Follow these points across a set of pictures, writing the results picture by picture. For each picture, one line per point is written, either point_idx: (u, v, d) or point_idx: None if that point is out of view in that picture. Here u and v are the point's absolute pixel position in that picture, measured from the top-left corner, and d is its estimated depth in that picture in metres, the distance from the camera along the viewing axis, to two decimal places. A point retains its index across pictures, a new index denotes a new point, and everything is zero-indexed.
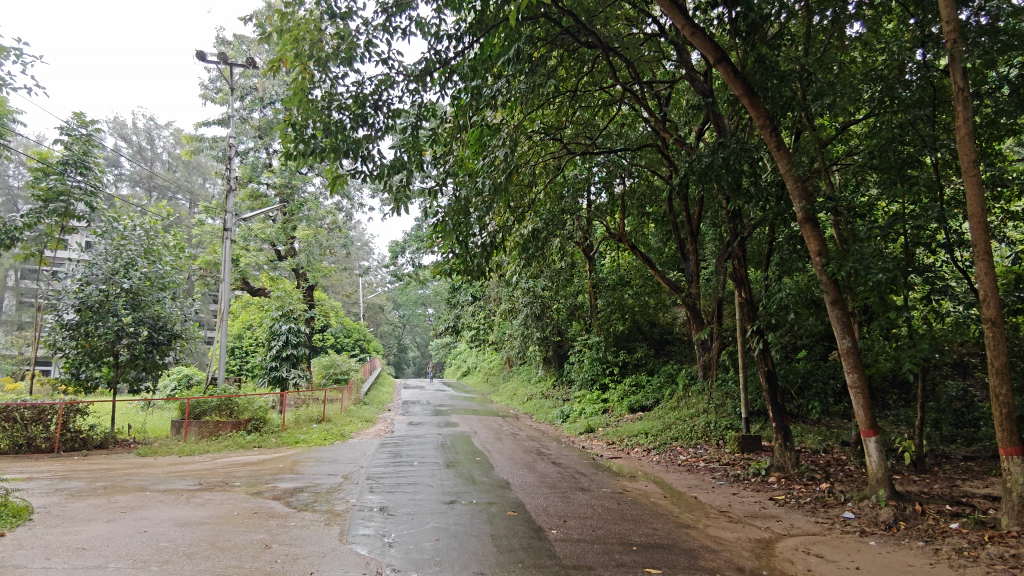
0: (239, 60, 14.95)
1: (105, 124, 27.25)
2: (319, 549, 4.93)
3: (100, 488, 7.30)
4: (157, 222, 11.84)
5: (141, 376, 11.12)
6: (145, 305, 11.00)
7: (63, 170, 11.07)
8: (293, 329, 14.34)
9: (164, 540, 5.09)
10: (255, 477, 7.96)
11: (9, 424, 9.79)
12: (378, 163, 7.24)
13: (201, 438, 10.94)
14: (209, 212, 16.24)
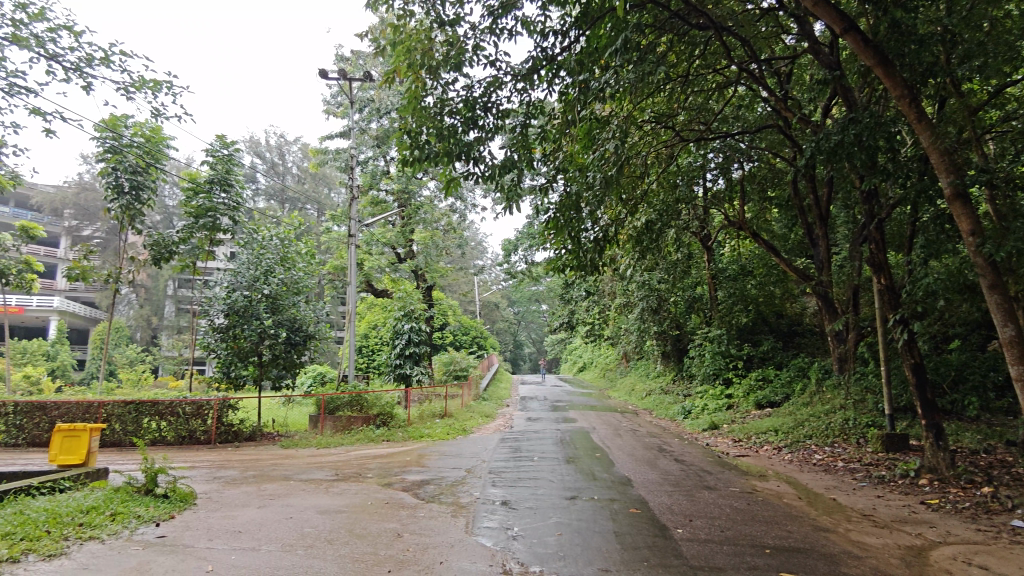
0: (357, 74, 15.78)
1: (243, 143, 29.78)
2: (446, 539, 5.09)
3: (250, 477, 7.99)
4: (291, 232, 12.72)
5: (282, 375, 12.05)
6: (283, 308, 11.88)
7: (210, 188, 12.25)
8: (414, 328, 14.97)
9: (308, 526, 5.48)
10: (385, 469, 8.37)
11: (174, 418, 10.94)
12: (489, 163, 7.36)
13: (335, 432, 11.71)
14: (336, 220, 17.31)
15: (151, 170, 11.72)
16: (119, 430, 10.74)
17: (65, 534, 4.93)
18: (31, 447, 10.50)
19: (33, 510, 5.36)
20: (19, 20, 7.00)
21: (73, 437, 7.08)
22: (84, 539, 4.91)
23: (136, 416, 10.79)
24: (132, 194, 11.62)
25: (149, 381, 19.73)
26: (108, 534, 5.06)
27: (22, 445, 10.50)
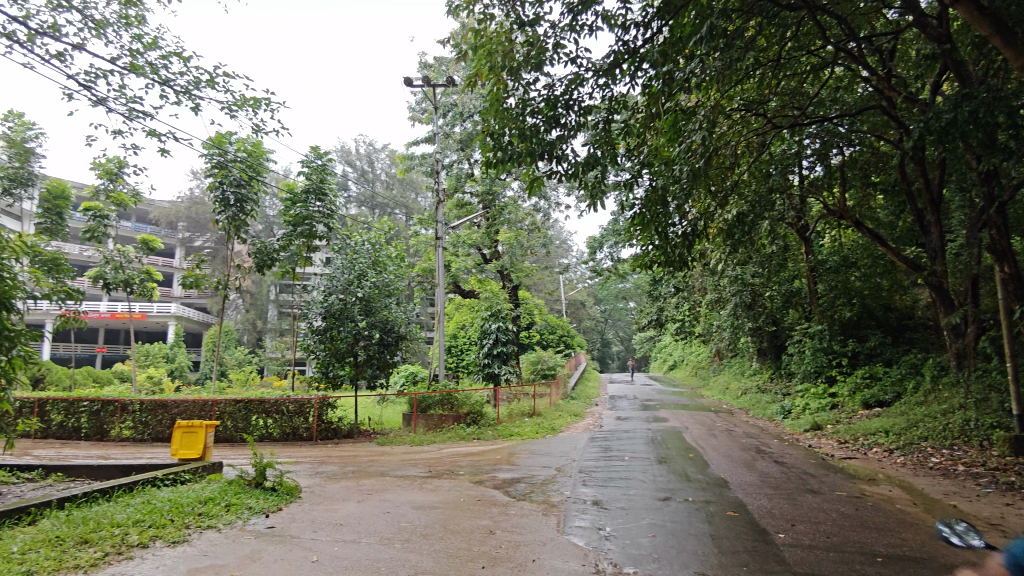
0: (440, 80, 16.14)
1: (336, 153, 31.19)
2: (538, 538, 5.11)
3: (350, 472, 8.34)
4: (381, 236, 13.15)
5: (376, 374, 12.50)
6: (376, 310, 12.33)
7: (307, 198, 12.90)
8: (501, 327, 15.12)
9: (405, 521, 5.65)
10: (476, 467, 8.51)
11: (279, 415, 11.58)
12: (572, 161, 7.32)
13: (427, 430, 12.04)
14: (424, 223, 17.79)
15: (253, 183, 12.48)
16: (231, 426, 11.47)
17: (186, 522, 5.32)
18: (155, 442, 11.41)
19: (158, 500, 5.83)
20: (138, 51, 7.62)
21: (191, 433, 7.65)
22: (202, 528, 5.28)
23: (246, 414, 11.50)
24: (237, 206, 12.47)
25: (256, 380, 21.02)
26: (223, 523, 5.42)
27: (147, 440, 11.42)
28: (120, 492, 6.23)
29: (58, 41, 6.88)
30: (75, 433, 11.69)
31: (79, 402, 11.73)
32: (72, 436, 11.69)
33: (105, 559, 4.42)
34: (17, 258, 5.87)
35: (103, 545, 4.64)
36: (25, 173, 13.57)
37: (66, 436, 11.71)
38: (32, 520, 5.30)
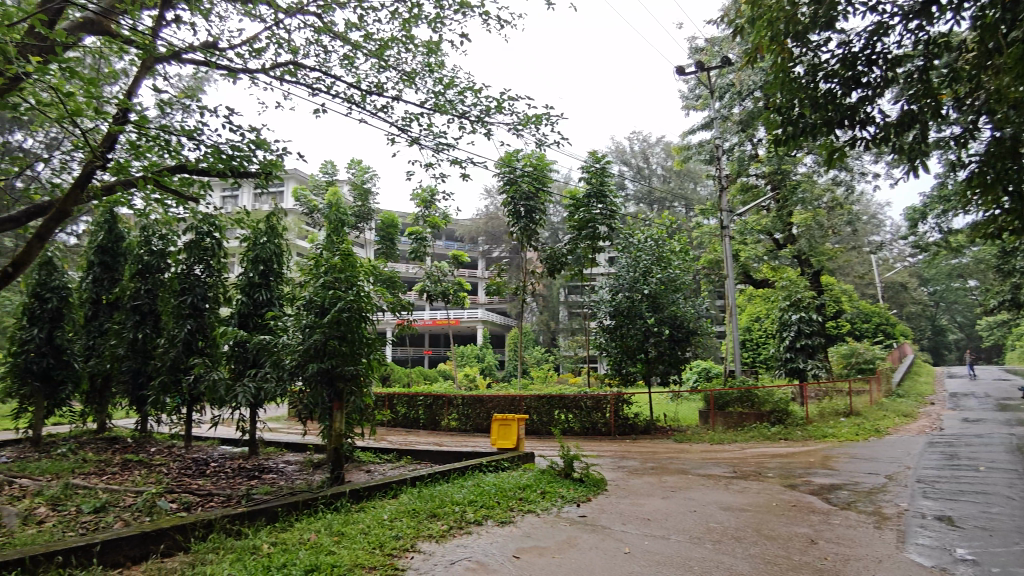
0: (713, 63, 15.44)
1: (612, 154, 31.95)
2: (872, 553, 4.54)
3: (651, 468, 8.43)
4: (664, 231, 13.10)
5: (669, 371, 12.40)
6: (664, 306, 12.27)
7: (589, 202, 13.35)
8: (804, 318, 13.73)
9: (714, 521, 5.50)
10: (786, 470, 7.90)
11: (579, 410, 12.24)
12: (881, 123, 6.35)
13: (727, 429, 11.60)
14: (707, 213, 17.23)
15: (540, 195, 13.41)
16: (538, 420, 12.44)
17: (511, 505, 5.93)
18: (476, 432, 12.95)
19: (486, 483, 6.60)
20: (440, 91, 8.75)
21: (507, 425, 8.52)
22: (524, 511, 5.82)
23: (549, 408, 12.37)
24: (527, 217, 13.52)
25: (555, 377, 22.56)
26: (541, 509, 5.91)
27: (469, 430, 13.02)
28: (456, 474, 7.20)
29: (382, 96, 8.26)
30: (414, 422, 13.86)
31: (417, 396, 13.91)
32: (413, 425, 13.88)
33: (450, 531, 5.14)
34: (369, 280, 7.18)
35: (448, 519, 5.40)
36: (366, 209, 16.55)
37: (408, 425, 13.95)
38: (395, 494, 6.42)
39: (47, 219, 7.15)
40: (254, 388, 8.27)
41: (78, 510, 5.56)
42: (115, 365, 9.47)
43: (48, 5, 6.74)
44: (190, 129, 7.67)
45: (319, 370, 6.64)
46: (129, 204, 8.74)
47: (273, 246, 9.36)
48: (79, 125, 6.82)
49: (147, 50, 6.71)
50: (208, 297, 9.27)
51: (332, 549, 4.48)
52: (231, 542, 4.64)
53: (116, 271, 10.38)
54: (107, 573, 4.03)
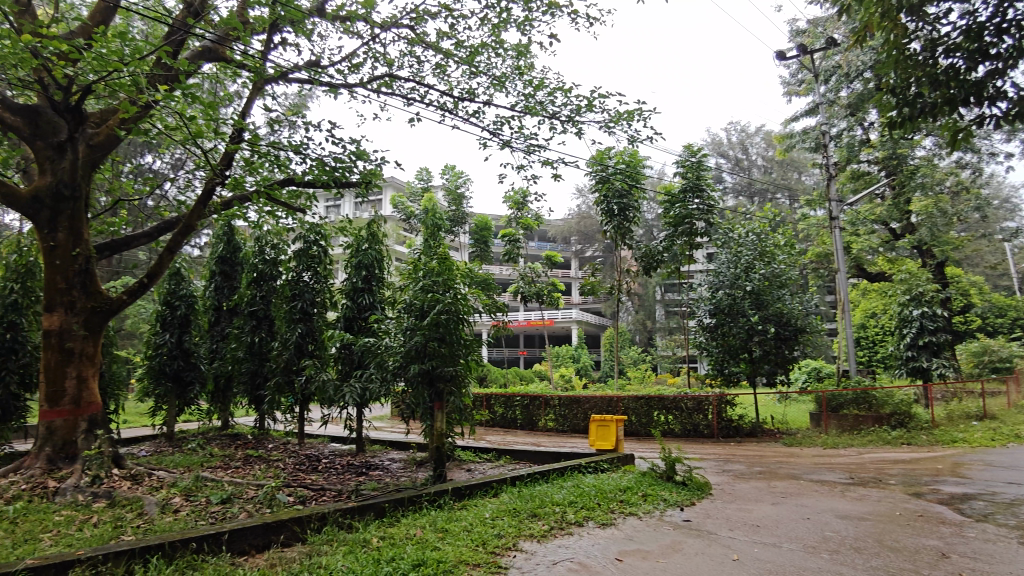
0: (817, 45, 14.61)
1: (708, 146, 30.90)
2: (1016, 571, 4.11)
3: (759, 472, 8.07)
4: (767, 225, 12.52)
5: (776, 371, 11.82)
6: (768, 303, 11.70)
7: (685, 197, 12.94)
8: (928, 313, 12.67)
9: (830, 530, 5.18)
10: (912, 477, 7.32)
11: (679, 412, 11.93)
12: (1014, 98, 5.75)
13: (842, 432, 10.93)
14: (813, 204, 16.31)
15: (634, 192, 13.17)
16: (637, 421, 12.22)
17: (612, 507, 5.86)
18: (574, 433, 12.91)
19: (586, 485, 6.55)
20: (530, 93, 8.80)
21: (606, 426, 8.44)
22: (626, 514, 5.73)
23: (648, 410, 12.12)
24: (621, 216, 13.33)
25: (653, 377, 22.10)
26: (643, 512, 5.79)
27: (567, 431, 13.00)
28: (555, 475, 7.20)
29: (474, 102, 8.41)
30: (512, 422, 14.00)
31: (514, 397, 14.04)
32: (511, 425, 14.02)
33: (551, 532, 5.15)
34: (466, 283, 7.32)
35: (549, 519, 5.40)
36: (460, 213, 16.89)
37: (507, 425, 14.11)
38: (496, 492, 6.51)
39: (176, 233, 7.81)
40: (360, 389, 8.64)
41: (207, 501, 6.03)
42: (236, 366, 10.19)
43: (173, 37, 7.37)
44: (297, 144, 8.13)
45: (420, 371, 6.83)
46: (244, 217, 9.38)
47: (373, 252, 9.74)
48: (200, 145, 7.39)
49: (257, 72, 7.18)
50: (317, 302, 9.78)
51: (437, 545, 4.60)
52: (344, 535, 4.87)
53: (234, 279, 11.16)
54: (234, 560, 4.35)
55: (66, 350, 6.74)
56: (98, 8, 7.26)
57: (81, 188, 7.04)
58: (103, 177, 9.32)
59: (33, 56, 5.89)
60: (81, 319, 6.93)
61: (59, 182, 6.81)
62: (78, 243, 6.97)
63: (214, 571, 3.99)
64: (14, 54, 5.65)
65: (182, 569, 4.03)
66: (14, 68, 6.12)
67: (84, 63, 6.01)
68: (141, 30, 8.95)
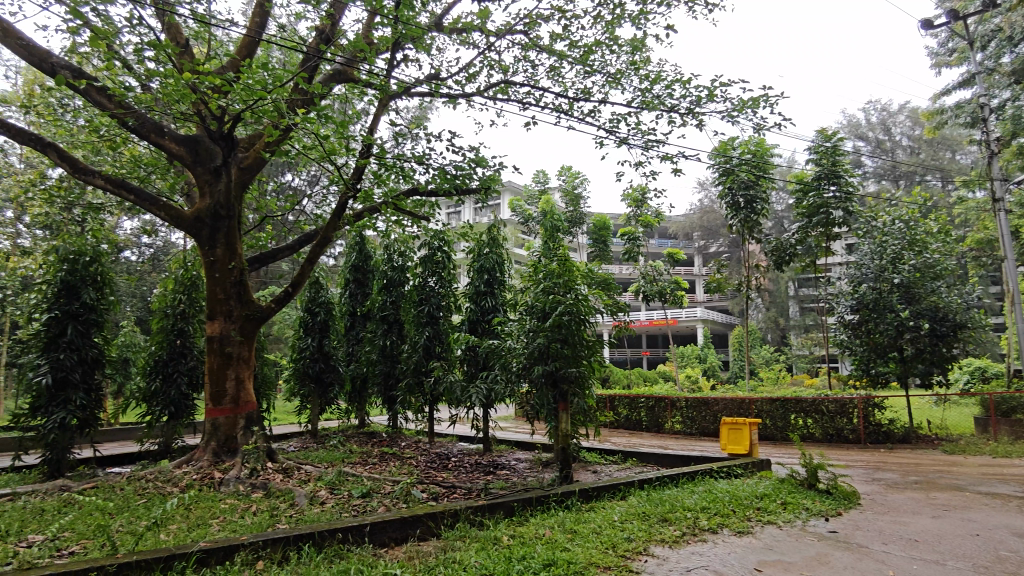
0: (972, 8, 13.14)
1: (844, 129, 28.74)
2: None
3: (914, 483, 7.36)
4: (916, 211, 11.43)
5: (932, 371, 10.74)
6: (920, 296, 10.64)
7: (819, 185, 12.07)
8: None
9: (1005, 549, 4.62)
10: None
11: (819, 416, 11.15)
12: None
13: (1015, 439, 9.72)
14: (972, 185, 14.67)
15: (761, 182, 12.49)
16: (772, 426, 11.58)
17: (748, 515, 5.57)
18: (703, 436, 12.44)
19: (718, 490, 6.29)
20: (646, 88, 8.59)
21: (738, 429, 8.05)
22: (764, 522, 5.43)
23: (784, 413, 11.42)
24: (748, 208, 12.69)
25: (787, 378, 20.84)
26: (783, 521, 5.46)
27: (696, 434, 12.54)
28: (685, 479, 6.99)
29: (589, 101, 8.36)
30: (637, 425, 13.74)
31: (638, 399, 13.77)
32: (636, 427, 13.77)
33: (684, 538, 4.98)
34: (587, 283, 7.28)
35: (681, 525, 5.24)
36: (578, 214, 16.83)
37: (632, 427, 13.86)
38: (624, 495, 6.42)
39: (315, 245, 8.41)
40: (486, 389, 8.85)
41: (350, 494, 6.43)
42: (370, 368, 10.79)
43: (308, 64, 7.94)
44: (420, 155, 8.48)
45: (543, 372, 6.87)
46: (374, 227, 9.91)
47: (495, 256, 9.94)
48: (334, 162, 7.90)
49: (382, 89, 7.57)
50: (442, 306, 10.16)
51: (567, 546, 4.61)
52: (476, 532, 5.00)
53: (366, 286, 11.81)
54: (376, 551, 4.61)
55: (226, 354, 7.45)
56: (243, 43, 7.98)
57: (235, 208, 7.77)
58: (253, 197, 10.23)
59: (192, 91, 6.56)
60: (238, 326, 7.63)
61: (216, 203, 7.56)
62: (233, 257, 7.71)
63: (358, 561, 4.24)
64: (177, 92, 6.33)
65: (330, 557, 4.32)
66: (177, 103, 6.85)
67: (235, 95, 6.61)
68: (280, 60, 9.72)
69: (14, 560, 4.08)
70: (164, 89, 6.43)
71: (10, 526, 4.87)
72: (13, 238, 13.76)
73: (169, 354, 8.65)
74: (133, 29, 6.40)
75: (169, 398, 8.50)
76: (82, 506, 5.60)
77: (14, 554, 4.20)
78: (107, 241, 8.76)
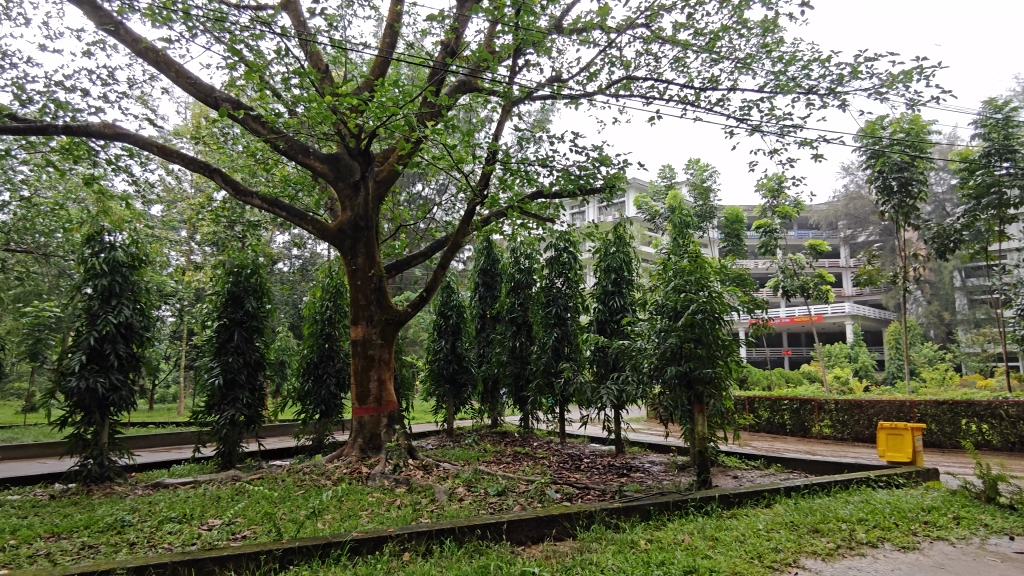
0: None
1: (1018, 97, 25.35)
2: None
3: None
4: None
5: None
6: None
7: (989, 162, 10.71)
8: None
9: None
10: None
11: (997, 421, 9.91)
12: None
13: None
14: None
15: (917, 163, 11.31)
16: (938, 431, 10.46)
17: (914, 529, 5.06)
18: (856, 442, 11.48)
19: (878, 501, 5.76)
20: (781, 71, 8.09)
21: (898, 435, 7.33)
22: (933, 538, 4.90)
23: (953, 418, 10.28)
24: (902, 192, 11.55)
25: (955, 379, 18.71)
26: (957, 538, 4.91)
27: (848, 439, 11.61)
28: (838, 488, 6.47)
29: (717, 90, 8.00)
30: (781, 428, 12.94)
31: (781, 400, 12.98)
32: (780, 431, 12.97)
33: (838, 551, 4.62)
34: (720, 280, 6.96)
35: (834, 537, 4.86)
36: (708, 208, 16.17)
37: (774, 430, 13.09)
38: (769, 503, 6.07)
39: (446, 251, 8.74)
40: (617, 390, 8.74)
41: (486, 492, 6.61)
42: (501, 369, 11.01)
43: (435, 77, 8.26)
44: (544, 158, 8.55)
45: (677, 373, 6.64)
46: (501, 231, 10.13)
47: (622, 255, 9.78)
48: (462, 170, 8.16)
49: (505, 95, 7.71)
50: (570, 307, 10.16)
51: (708, 553, 4.44)
52: (612, 535, 4.95)
53: (495, 289, 12.07)
54: (514, 548, 4.70)
55: (368, 356, 7.93)
56: (376, 63, 8.47)
57: (372, 219, 8.25)
58: (388, 208, 10.83)
59: (333, 113, 7.03)
60: (378, 329, 8.10)
61: (356, 215, 8.08)
62: (373, 265, 8.19)
63: (498, 557, 4.34)
64: (320, 114, 6.83)
65: (470, 552, 4.47)
66: (320, 124, 7.38)
67: (370, 113, 7.00)
68: (408, 76, 10.21)
69: (199, 541, 4.61)
70: (309, 113, 6.97)
71: (195, 510, 5.49)
72: (188, 255, 15.54)
73: (319, 356, 9.38)
74: (281, 60, 6.99)
75: (320, 397, 9.19)
76: (251, 494, 6.21)
77: (198, 535, 4.74)
78: (264, 255, 9.65)
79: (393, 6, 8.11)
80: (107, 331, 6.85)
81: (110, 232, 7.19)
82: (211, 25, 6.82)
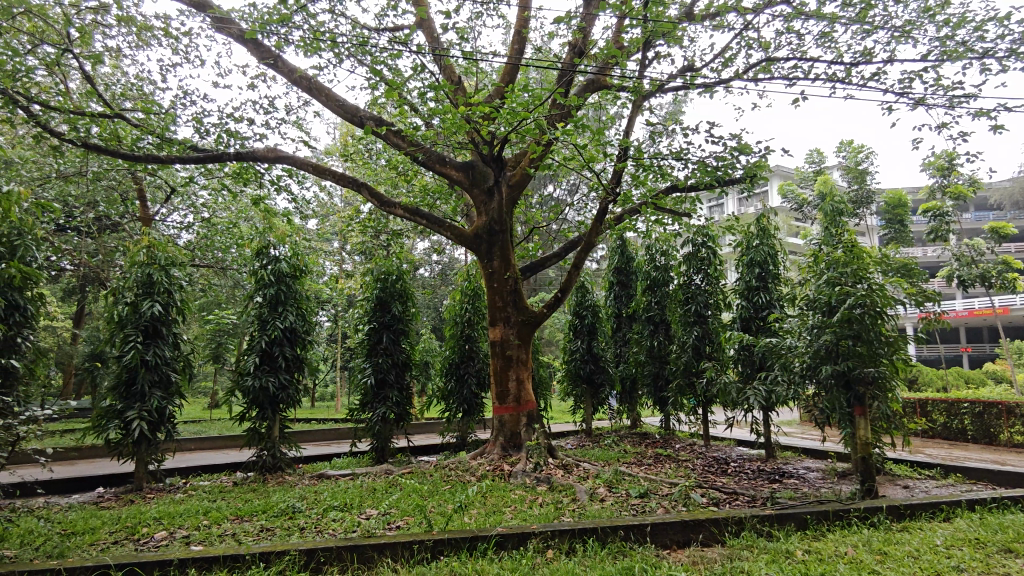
0: None
1: None
2: None
3: None
4: None
5: None
6: None
7: None
8: None
9: None
10: None
11: None
12: None
13: None
14: None
15: None
16: None
17: None
18: None
19: None
20: (948, 36, 7.25)
21: None
22: None
23: None
24: None
25: None
26: None
27: None
28: None
29: (872, 63, 7.33)
30: (961, 435, 11.55)
31: (961, 403, 11.59)
32: (960, 437, 11.58)
33: None
34: (882, 271, 6.34)
35: None
36: (864, 193, 14.83)
37: (953, 437, 11.71)
38: (948, 516, 5.45)
39: (580, 251, 8.72)
40: (765, 391, 8.26)
41: (628, 493, 6.51)
42: (640, 369, 10.82)
43: (564, 78, 8.29)
44: (678, 151, 8.28)
45: (833, 373, 6.15)
46: (635, 228, 9.94)
47: (767, 248, 9.22)
48: (594, 168, 8.11)
49: (636, 90, 7.57)
50: (710, 304, 9.78)
51: (876, 568, 4.06)
52: (764, 543, 4.69)
53: (631, 288, 11.87)
54: (659, 552, 4.59)
55: (507, 357, 8.13)
56: (506, 70, 8.67)
57: (507, 223, 8.41)
58: (521, 211, 11.03)
59: (467, 122, 7.25)
60: (516, 331, 8.27)
61: (491, 220, 8.29)
62: (508, 267, 8.35)
63: (642, 560, 4.26)
64: (454, 124, 7.10)
65: (614, 552, 4.44)
66: (455, 134, 7.66)
67: (501, 120, 7.17)
68: (538, 80, 10.33)
69: (359, 529, 4.96)
70: (445, 124, 7.26)
71: (354, 500, 5.92)
72: (340, 264, 16.80)
73: (460, 357, 9.75)
74: (418, 75, 7.36)
75: (463, 397, 9.54)
76: (402, 488, 6.57)
77: (358, 524, 5.11)
78: (408, 261, 10.20)
79: (521, 12, 8.25)
80: (275, 335, 7.59)
81: (274, 246, 7.95)
82: (355, 49, 7.34)
